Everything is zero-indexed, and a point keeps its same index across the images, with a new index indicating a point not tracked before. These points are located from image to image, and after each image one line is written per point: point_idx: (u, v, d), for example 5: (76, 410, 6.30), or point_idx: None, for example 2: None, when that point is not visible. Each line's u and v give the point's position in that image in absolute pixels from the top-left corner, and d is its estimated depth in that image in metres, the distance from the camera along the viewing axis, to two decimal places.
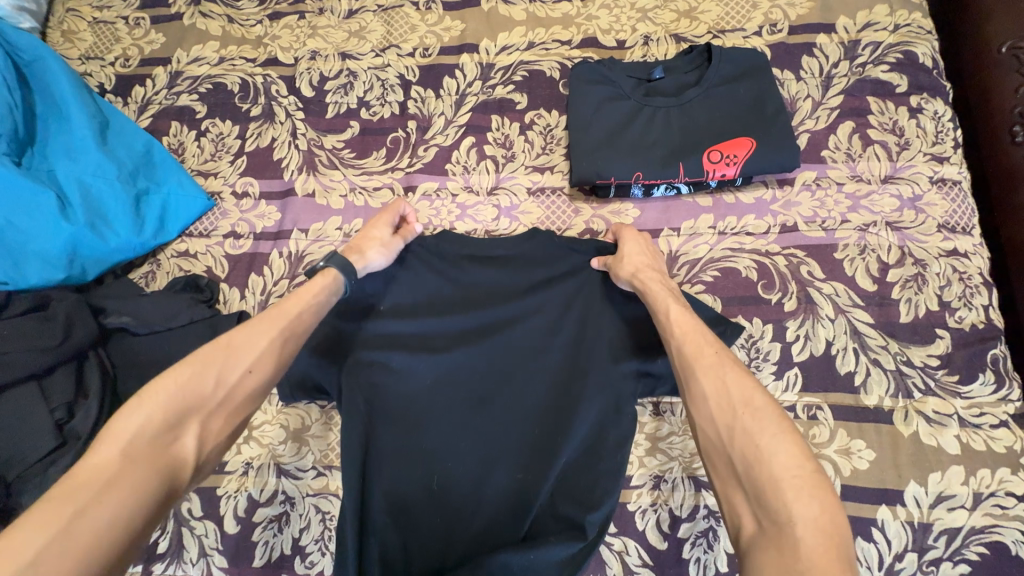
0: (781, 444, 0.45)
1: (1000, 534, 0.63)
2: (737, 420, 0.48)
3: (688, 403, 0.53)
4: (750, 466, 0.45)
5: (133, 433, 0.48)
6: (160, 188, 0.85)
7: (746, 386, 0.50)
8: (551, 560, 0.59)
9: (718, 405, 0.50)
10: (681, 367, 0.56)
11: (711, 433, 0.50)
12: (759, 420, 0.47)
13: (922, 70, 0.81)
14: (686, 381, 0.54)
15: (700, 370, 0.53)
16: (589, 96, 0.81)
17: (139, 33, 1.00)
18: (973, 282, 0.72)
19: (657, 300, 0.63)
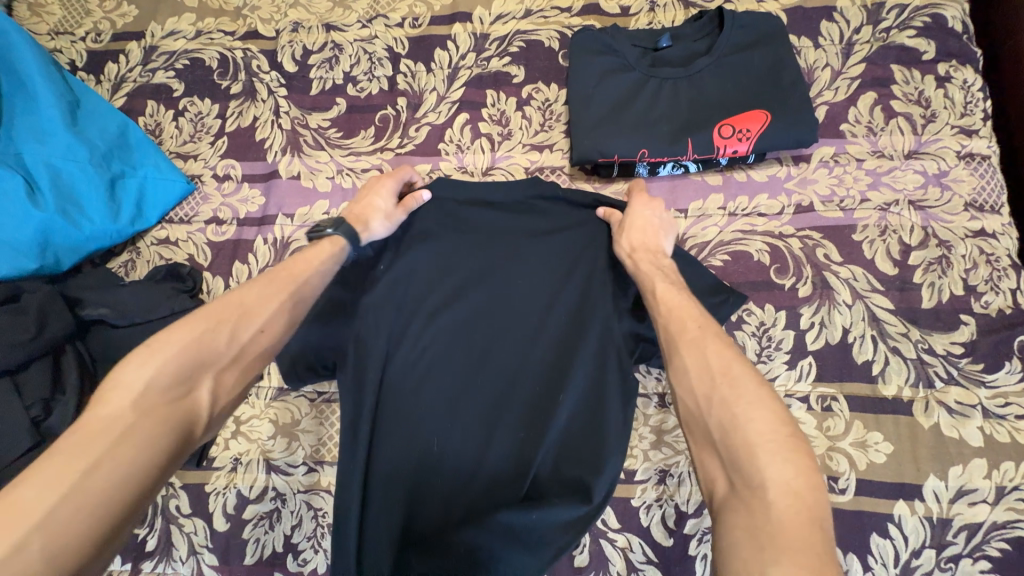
0: (760, 413, 0.43)
1: (1022, 529, 0.61)
2: (717, 389, 0.46)
3: (668, 374, 0.51)
4: (727, 434, 0.43)
5: (144, 387, 0.45)
6: (137, 171, 0.81)
7: (725, 354, 0.48)
8: (555, 522, 0.64)
9: (698, 376, 0.48)
10: (665, 340, 0.53)
11: (690, 404, 0.47)
12: (739, 390, 0.45)
13: (951, 35, 0.75)
14: (670, 355, 0.51)
15: (684, 343, 0.51)
16: (590, 68, 0.75)
17: (110, 5, 0.94)
18: (1001, 264, 0.68)
19: (646, 276, 0.61)
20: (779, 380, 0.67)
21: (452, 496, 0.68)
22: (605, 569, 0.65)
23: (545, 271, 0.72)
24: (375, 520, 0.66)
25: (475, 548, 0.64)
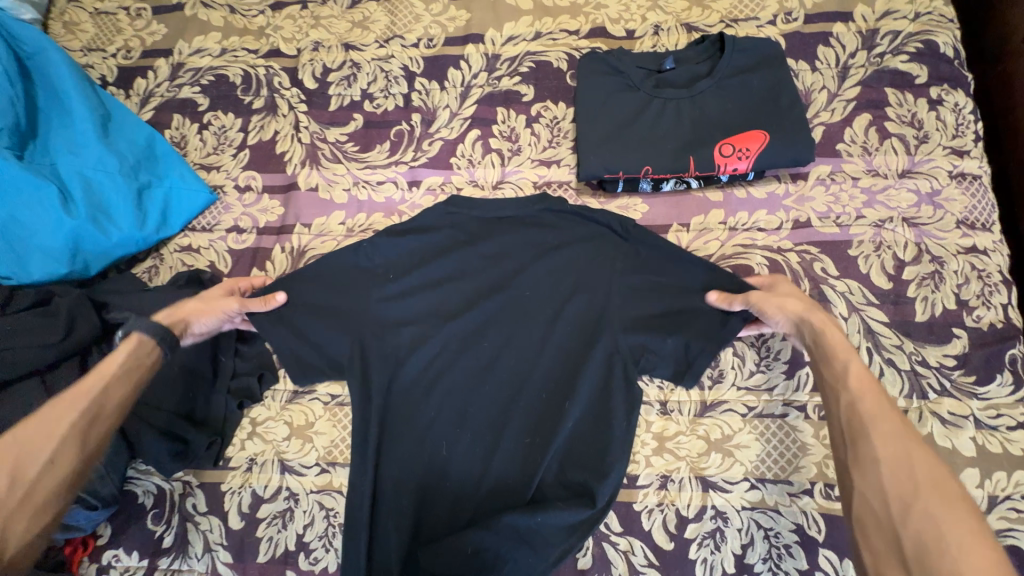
0: (975, 547, 0.41)
1: (1015, 538, 0.62)
2: (921, 501, 0.45)
3: (851, 467, 0.50)
4: (925, 557, 0.42)
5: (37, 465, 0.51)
6: (162, 181, 0.84)
7: (936, 470, 0.46)
8: (560, 524, 0.67)
9: (897, 479, 0.47)
10: (850, 424, 0.52)
11: (875, 503, 0.47)
12: (949, 512, 0.43)
13: (942, 60, 0.78)
14: (855, 443, 0.50)
15: (878, 436, 0.49)
16: (597, 89, 0.79)
17: (141, 24, 0.99)
18: (993, 280, 0.70)
19: (835, 347, 0.58)
20: (777, 390, 0.70)
21: (460, 501, 0.70)
22: (608, 572, 0.67)
23: (552, 285, 0.75)
24: (384, 521, 0.69)
25: (480, 549, 0.66)
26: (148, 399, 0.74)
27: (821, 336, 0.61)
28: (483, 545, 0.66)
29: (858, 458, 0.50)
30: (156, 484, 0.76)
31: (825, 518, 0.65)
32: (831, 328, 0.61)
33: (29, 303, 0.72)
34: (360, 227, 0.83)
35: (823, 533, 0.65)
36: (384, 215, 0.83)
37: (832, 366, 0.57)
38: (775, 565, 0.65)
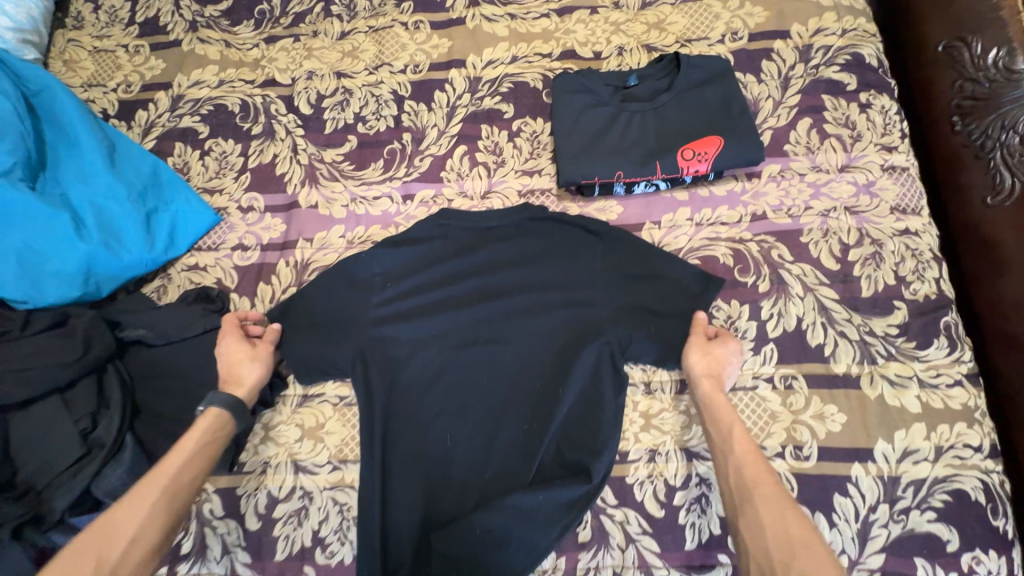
0: None
1: (961, 482, 0.71)
2: (795, 555, 0.56)
3: (742, 527, 0.61)
4: None
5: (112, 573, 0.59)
6: (169, 206, 0.89)
7: (801, 524, 0.58)
8: (560, 500, 0.72)
9: (775, 537, 0.58)
10: (738, 488, 0.64)
11: (762, 559, 0.58)
12: (814, 563, 0.55)
13: (869, 69, 0.90)
14: (744, 507, 0.62)
15: (760, 503, 0.61)
16: (571, 105, 0.88)
17: (140, 60, 1.04)
18: (925, 257, 0.80)
19: (720, 411, 0.70)
20: (747, 365, 0.77)
21: (467, 492, 0.75)
22: (607, 542, 0.73)
23: (539, 285, 0.82)
24: (396, 514, 0.74)
25: (488, 529, 0.71)
26: (165, 412, 0.78)
27: (710, 399, 0.72)
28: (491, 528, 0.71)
29: (745, 522, 0.61)
30: None
31: (796, 477, 0.72)
32: (713, 394, 0.72)
33: (45, 325, 0.75)
34: (359, 239, 0.89)
35: (796, 491, 0.72)
36: (381, 227, 0.90)
37: (721, 434, 0.69)
38: None
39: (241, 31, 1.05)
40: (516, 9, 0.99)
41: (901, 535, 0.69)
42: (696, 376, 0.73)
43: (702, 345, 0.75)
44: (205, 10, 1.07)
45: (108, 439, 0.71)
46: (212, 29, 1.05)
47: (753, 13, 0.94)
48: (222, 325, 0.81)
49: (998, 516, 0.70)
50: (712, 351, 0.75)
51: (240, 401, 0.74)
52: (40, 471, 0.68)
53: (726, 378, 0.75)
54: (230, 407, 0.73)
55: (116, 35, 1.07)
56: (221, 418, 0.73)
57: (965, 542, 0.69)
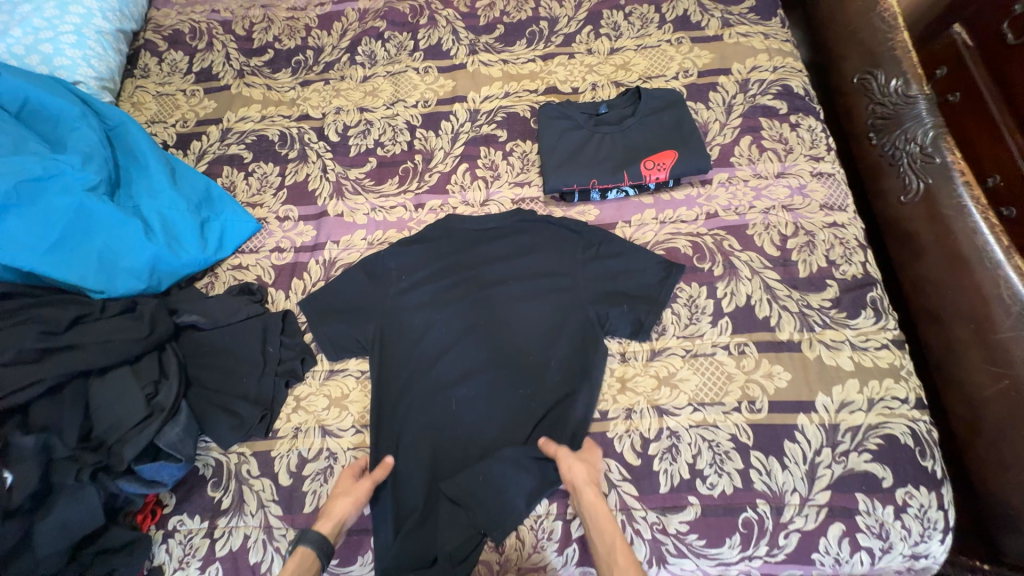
0: None
1: (891, 428, 0.83)
2: None
3: None
4: None
5: None
6: (219, 216, 1.07)
7: None
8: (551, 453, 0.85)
9: None
10: None
11: None
12: None
13: (797, 97, 1.09)
14: None
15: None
16: (553, 128, 1.07)
17: (195, 101, 1.25)
18: (851, 245, 0.96)
19: (601, 526, 0.75)
20: (706, 335, 0.92)
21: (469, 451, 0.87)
22: None
23: (529, 276, 0.98)
24: (408, 469, 0.87)
25: (488, 478, 0.83)
26: (213, 386, 0.92)
27: (591, 512, 0.76)
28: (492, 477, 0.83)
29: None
30: (214, 458, 0.90)
31: (751, 427, 0.85)
32: (596, 505, 0.77)
33: (119, 310, 0.90)
34: (377, 241, 1.06)
35: (751, 438, 0.84)
36: (397, 230, 1.06)
37: (605, 549, 0.74)
38: (719, 467, 0.83)
39: (280, 77, 1.26)
40: (508, 56, 1.21)
41: (843, 474, 0.81)
42: (579, 486, 0.78)
43: (575, 453, 0.82)
44: (251, 60, 1.29)
45: (167, 404, 0.84)
46: (257, 76, 1.27)
47: (700, 55, 1.15)
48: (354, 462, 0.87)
49: (926, 458, 0.82)
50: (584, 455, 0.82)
51: (328, 541, 0.77)
52: (113, 428, 0.80)
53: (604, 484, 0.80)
54: (318, 548, 0.75)
55: (176, 82, 1.28)
56: (309, 560, 0.75)
57: (898, 479, 0.81)
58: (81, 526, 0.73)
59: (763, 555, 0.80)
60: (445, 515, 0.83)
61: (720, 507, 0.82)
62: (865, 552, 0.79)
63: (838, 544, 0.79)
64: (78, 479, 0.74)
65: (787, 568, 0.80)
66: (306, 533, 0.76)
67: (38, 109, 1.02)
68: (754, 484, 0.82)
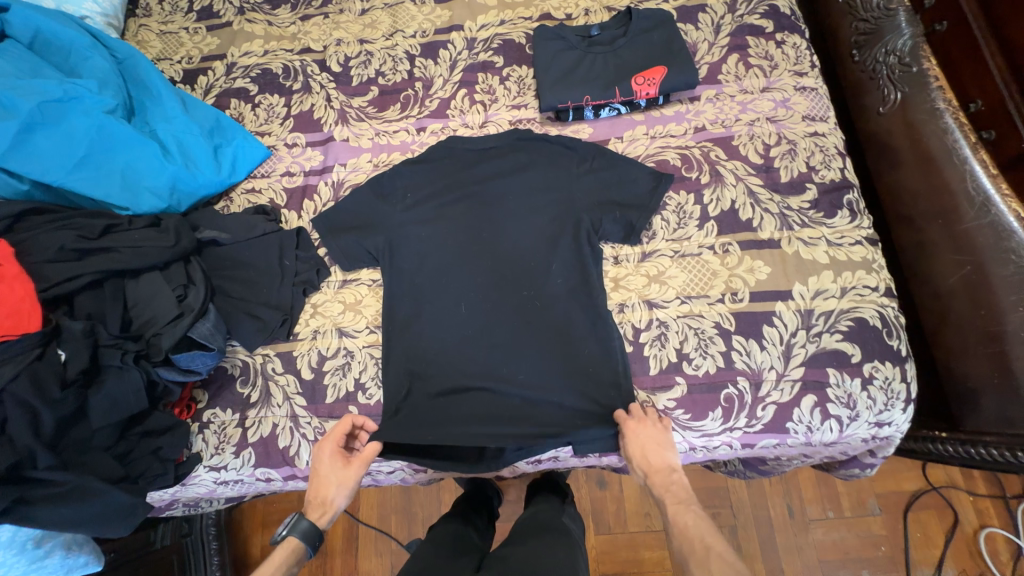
0: None
1: (861, 313, 0.91)
2: None
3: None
4: None
5: None
6: (230, 142, 1.12)
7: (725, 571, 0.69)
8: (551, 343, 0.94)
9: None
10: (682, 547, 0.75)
11: None
12: None
13: (783, 16, 1.13)
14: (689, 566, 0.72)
15: (712, 548, 0.72)
16: (548, 49, 1.11)
17: (199, 38, 1.29)
18: (831, 152, 1.02)
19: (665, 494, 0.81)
20: (693, 238, 0.98)
21: (474, 348, 0.96)
22: (598, 374, 0.92)
23: (527, 191, 1.03)
24: (420, 363, 0.96)
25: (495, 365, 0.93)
26: (236, 295, 1.00)
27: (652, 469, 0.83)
28: (494, 372, 0.94)
29: (697, 564, 0.72)
30: (241, 359, 0.99)
31: (733, 314, 0.92)
32: (657, 461, 0.83)
33: (146, 223, 0.97)
34: (382, 163, 1.11)
35: (733, 324, 0.92)
36: (400, 153, 1.12)
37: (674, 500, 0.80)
38: (704, 350, 0.91)
39: (280, 13, 1.29)
40: None
41: (815, 352, 0.89)
42: (636, 457, 0.84)
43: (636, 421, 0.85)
44: None
45: (196, 305, 0.91)
46: (257, 12, 1.30)
47: None
48: (329, 435, 0.89)
49: (892, 337, 0.90)
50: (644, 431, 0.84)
51: (315, 528, 0.82)
52: (151, 322, 0.89)
53: (670, 453, 0.84)
54: (308, 535, 0.80)
55: (178, 20, 1.31)
56: (299, 547, 0.80)
57: (866, 355, 0.89)
58: (128, 403, 0.83)
59: (743, 426, 0.89)
60: (452, 400, 0.93)
61: (704, 385, 0.90)
62: (833, 420, 0.88)
63: (810, 413, 0.88)
64: (123, 362, 0.84)
65: (763, 437, 0.90)
66: (296, 521, 0.81)
67: (49, 40, 1.05)
68: (735, 363, 0.90)
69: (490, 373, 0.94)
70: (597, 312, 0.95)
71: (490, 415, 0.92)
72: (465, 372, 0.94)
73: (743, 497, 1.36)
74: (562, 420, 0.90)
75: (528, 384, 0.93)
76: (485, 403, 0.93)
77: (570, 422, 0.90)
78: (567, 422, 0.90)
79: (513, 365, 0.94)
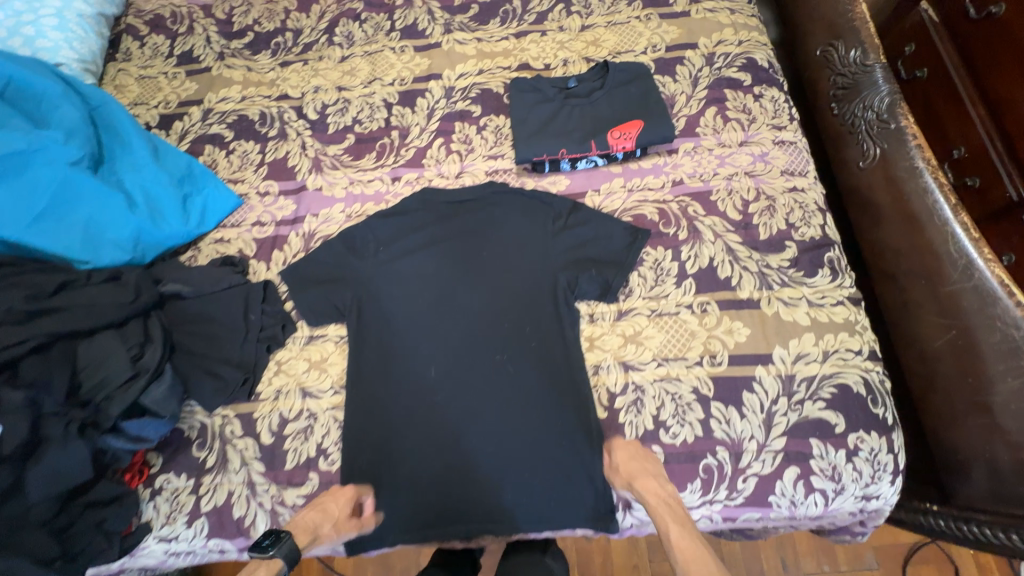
0: None
1: (844, 379, 0.87)
2: None
3: None
4: None
5: None
6: (200, 191, 1.09)
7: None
8: (529, 405, 0.90)
9: None
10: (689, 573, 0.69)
11: None
12: None
13: (761, 69, 1.13)
14: None
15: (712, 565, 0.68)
16: (524, 102, 1.11)
17: (177, 83, 1.28)
18: (810, 208, 1.00)
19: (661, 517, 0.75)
20: (671, 296, 0.95)
21: (455, 418, 0.91)
22: (574, 439, 0.88)
23: (502, 247, 1.01)
24: (397, 435, 0.91)
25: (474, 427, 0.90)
26: (196, 351, 0.95)
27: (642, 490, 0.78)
28: (477, 442, 0.89)
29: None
30: (199, 420, 0.94)
31: (711, 379, 0.89)
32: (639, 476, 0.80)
33: (104, 278, 0.94)
34: (356, 213, 1.09)
35: (712, 390, 0.88)
36: (374, 203, 1.10)
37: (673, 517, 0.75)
38: (682, 418, 0.87)
39: (260, 59, 1.29)
40: (482, 35, 1.24)
41: (797, 421, 0.85)
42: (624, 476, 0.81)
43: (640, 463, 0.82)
44: (231, 43, 1.32)
45: (152, 366, 0.88)
46: (237, 58, 1.30)
47: (668, 31, 1.19)
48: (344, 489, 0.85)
49: (877, 405, 0.86)
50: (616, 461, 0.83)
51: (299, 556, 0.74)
52: (101, 386, 0.84)
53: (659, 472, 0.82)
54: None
55: (158, 65, 1.31)
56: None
57: (850, 425, 0.85)
58: (70, 475, 0.78)
59: (723, 499, 0.85)
60: (433, 474, 0.88)
61: (682, 455, 0.86)
62: (818, 493, 0.83)
63: (793, 486, 0.83)
64: (67, 432, 0.79)
65: (745, 511, 0.85)
66: (283, 537, 0.74)
67: (22, 88, 1.03)
68: (714, 432, 0.86)
69: (474, 444, 0.90)
70: (574, 374, 0.91)
71: (477, 491, 0.87)
72: (441, 434, 0.90)
73: (734, 552, 1.30)
74: (549, 492, 0.86)
75: (512, 452, 0.88)
76: (469, 476, 0.88)
77: (558, 494, 0.86)
78: (553, 492, 0.86)
79: (497, 434, 0.89)
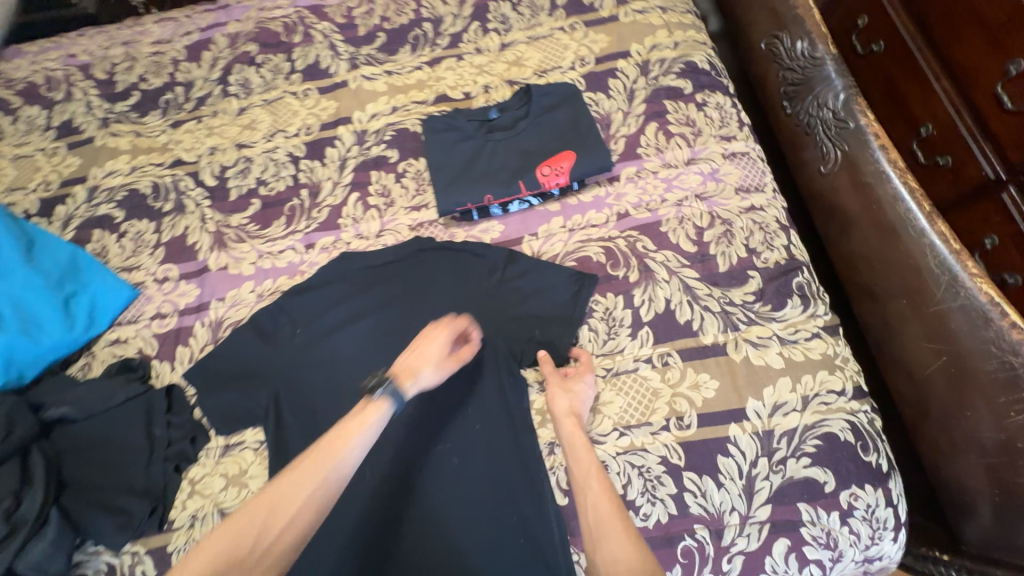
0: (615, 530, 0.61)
1: (829, 427, 0.77)
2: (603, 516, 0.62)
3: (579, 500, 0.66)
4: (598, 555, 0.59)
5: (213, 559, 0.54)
6: (87, 288, 0.96)
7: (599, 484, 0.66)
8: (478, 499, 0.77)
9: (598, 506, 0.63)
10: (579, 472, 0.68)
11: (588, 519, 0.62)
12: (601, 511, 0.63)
13: (702, 73, 1.01)
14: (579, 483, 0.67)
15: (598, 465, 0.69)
16: (442, 142, 0.99)
17: (57, 159, 1.13)
18: (771, 228, 0.89)
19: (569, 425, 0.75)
20: (627, 350, 0.84)
21: (397, 528, 0.77)
22: (534, 535, 0.76)
23: (432, 313, 0.88)
24: (324, 562, 0.75)
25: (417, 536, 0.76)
26: (91, 483, 0.82)
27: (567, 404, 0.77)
28: (422, 554, 0.76)
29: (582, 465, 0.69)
30: (105, 562, 0.81)
31: (681, 446, 0.78)
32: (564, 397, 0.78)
33: None
34: (268, 291, 0.96)
35: (682, 458, 0.77)
36: (288, 277, 0.97)
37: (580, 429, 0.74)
38: (652, 495, 0.76)
39: (149, 121, 1.15)
40: (391, 67, 1.11)
41: (782, 485, 0.75)
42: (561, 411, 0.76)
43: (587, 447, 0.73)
44: (115, 106, 1.17)
45: (32, 515, 0.75)
46: (123, 123, 1.15)
47: (596, 40, 1.06)
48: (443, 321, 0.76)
49: (868, 452, 0.76)
50: (572, 385, 0.79)
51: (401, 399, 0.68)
52: None
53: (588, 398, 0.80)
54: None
55: (35, 141, 1.16)
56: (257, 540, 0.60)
57: (841, 482, 0.75)
58: None
59: None
60: None
61: (657, 540, 0.74)
62: (814, 565, 0.73)
63: (785, 561, 0.73)
64: None
65: None
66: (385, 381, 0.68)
67: None
68: (690, 509, 0.75)
69: (421, 557, 0.76)
70: (526, 456, 0.79)
71: None
72: (379, 550, 0.76)
73: None
74: None
75: (463, 561, 0.75)
76: None
77: None
78: None
79: (443, 538, 0.76)
